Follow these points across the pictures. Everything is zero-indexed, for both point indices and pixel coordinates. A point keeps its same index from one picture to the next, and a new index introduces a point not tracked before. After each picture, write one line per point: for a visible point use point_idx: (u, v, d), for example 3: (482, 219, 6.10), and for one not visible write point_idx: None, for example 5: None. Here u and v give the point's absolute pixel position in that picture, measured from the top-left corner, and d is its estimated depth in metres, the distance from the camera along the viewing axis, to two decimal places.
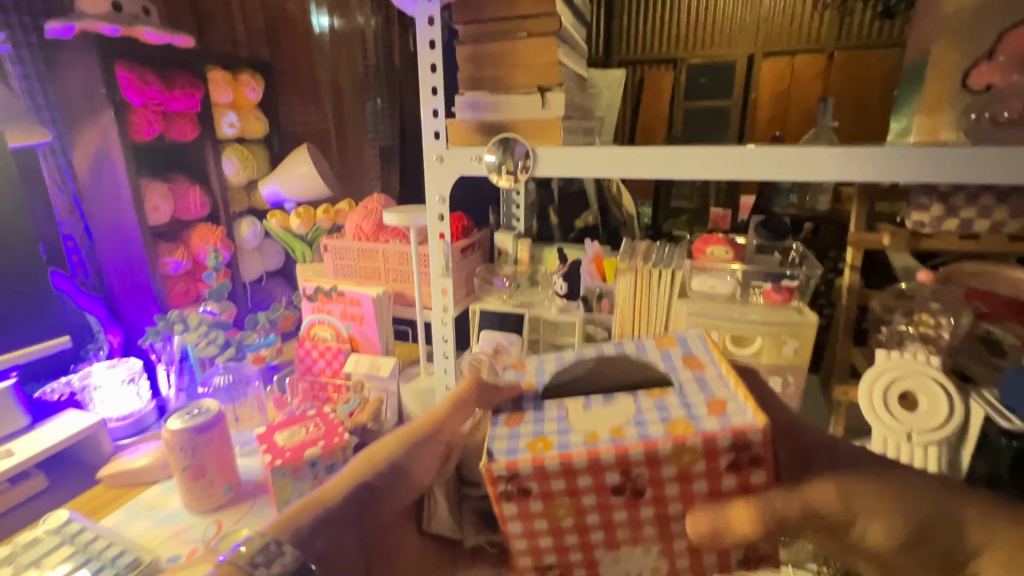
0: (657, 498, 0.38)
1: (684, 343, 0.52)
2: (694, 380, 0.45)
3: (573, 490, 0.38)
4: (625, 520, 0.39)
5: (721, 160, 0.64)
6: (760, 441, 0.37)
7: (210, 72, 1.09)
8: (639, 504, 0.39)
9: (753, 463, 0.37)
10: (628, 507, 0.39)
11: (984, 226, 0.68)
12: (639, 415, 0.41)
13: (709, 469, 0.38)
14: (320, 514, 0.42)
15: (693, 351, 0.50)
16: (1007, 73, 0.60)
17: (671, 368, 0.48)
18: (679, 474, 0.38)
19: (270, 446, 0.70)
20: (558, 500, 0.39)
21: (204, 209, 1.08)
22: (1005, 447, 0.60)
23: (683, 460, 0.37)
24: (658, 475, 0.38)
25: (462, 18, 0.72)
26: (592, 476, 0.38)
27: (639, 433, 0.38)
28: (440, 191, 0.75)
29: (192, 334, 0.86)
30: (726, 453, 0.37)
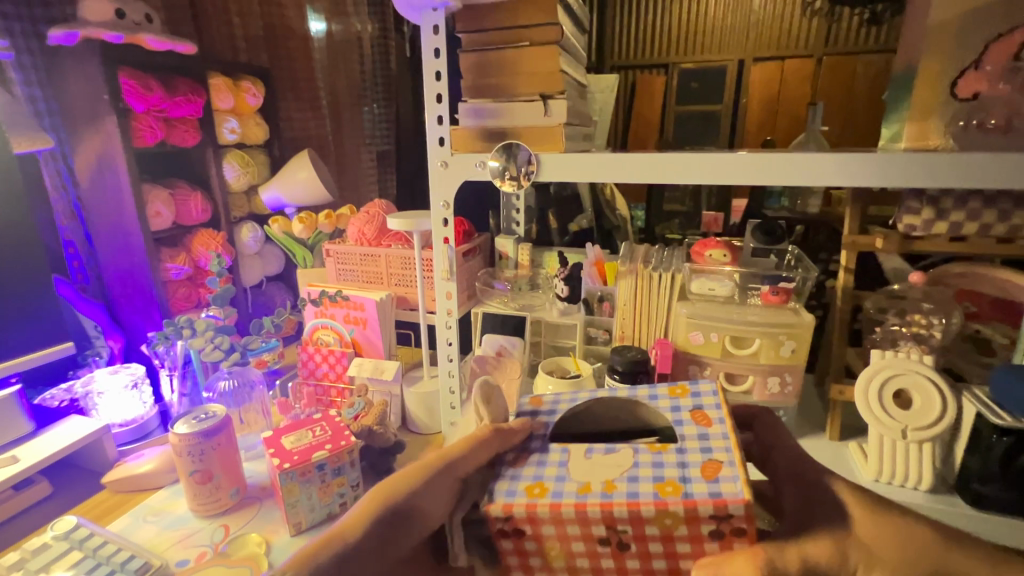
0: (642, 553, 0.40)
1: (696, 394, 0.51)
2: (696, 437, 0.45)
3: (564, 536, 0.40)
4: (611, 568, 0.41)
5: (720, 165, 0.66)
6: (742, 514, 0.37)
7: (211, 79, 1.10)
8: (625, 556, 0.40)
9: (737, 530, 0.38)
10: (614, 557, 0.40)
11: (973, 229, 0.70)
12: (634, 470, 0.42)
13: (692, 534, 0.38)
14: (337, 553, 0.37)
15: (704, 404, 0.49)
16: (994, 81, 0.62)
17: (677, 420, 0.48)
18: (662, 535, 0.39)
19: (277, 449, 0.70)
20: (549, 542, 0.40)
21: (205, 214, 1.09)
22: (997, 443, 0.61)
23: (666, 524, 0.38)
24: (642, 533, 0.39)
25: (465, 26, 0.73)
26: (582, 527, 0.39)
27: (628, 493, 0.39)
28: (444, 197, 0.76)
29: (198, 339, 0.86)
30: (708, 522, 0.37)
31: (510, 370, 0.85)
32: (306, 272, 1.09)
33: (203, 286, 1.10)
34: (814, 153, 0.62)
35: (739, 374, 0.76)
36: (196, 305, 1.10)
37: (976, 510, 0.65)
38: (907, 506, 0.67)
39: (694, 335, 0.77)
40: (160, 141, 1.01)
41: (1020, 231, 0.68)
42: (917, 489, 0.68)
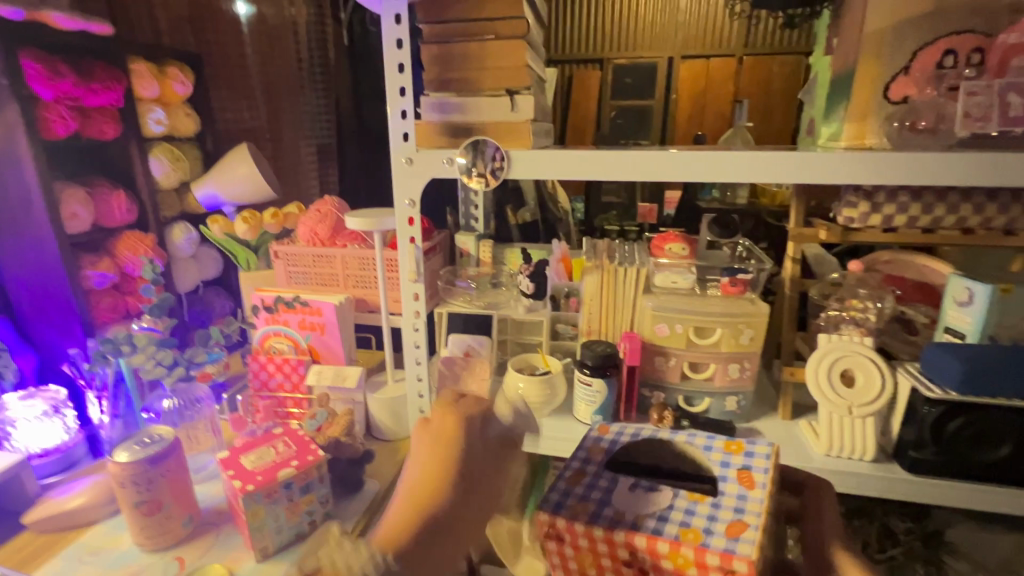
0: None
1: (750, 453, 0.49)
2: (735, 496, 0.44)
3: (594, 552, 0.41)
4: None
5: (660, 164, 0.68)
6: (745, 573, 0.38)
7: (133, 64, 1.00)
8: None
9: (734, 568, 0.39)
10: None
11: (902, 221, 0.76)
12: (664, 509, 0.43)
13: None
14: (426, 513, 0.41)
15: (755, 465, 0.47)
16: (922, 87, 0.67)
17: (723, 475, 0.47)
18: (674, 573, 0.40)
19: (237, 471, 0.65)
20: (583, 554, 0.42)
21: (129, 215, 1.00)
22: (927, 414, 0.67)
23: (677, 562, 0.40)
24: (657, 565, 0.40)
25: (427, 17, 0.70)
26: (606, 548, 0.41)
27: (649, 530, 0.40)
28: (410, 195, 0.74)
29: (138, 356, 0.78)
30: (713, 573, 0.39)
31: (480, 370, 0.85)
32: (251, 276, 1.02)
33: (130, 296, 1.01)
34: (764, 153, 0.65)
35: (701, 363, 0.79)
36: (125, 315, 1.00)
37: (912, 476, 0.71)
38: (854, 478, 0.72)
39: (660, 326, 0.79)
40: (74, 132, 0.91)
41: (940, 222, 0.75)
42: (862, 460, 0.74)
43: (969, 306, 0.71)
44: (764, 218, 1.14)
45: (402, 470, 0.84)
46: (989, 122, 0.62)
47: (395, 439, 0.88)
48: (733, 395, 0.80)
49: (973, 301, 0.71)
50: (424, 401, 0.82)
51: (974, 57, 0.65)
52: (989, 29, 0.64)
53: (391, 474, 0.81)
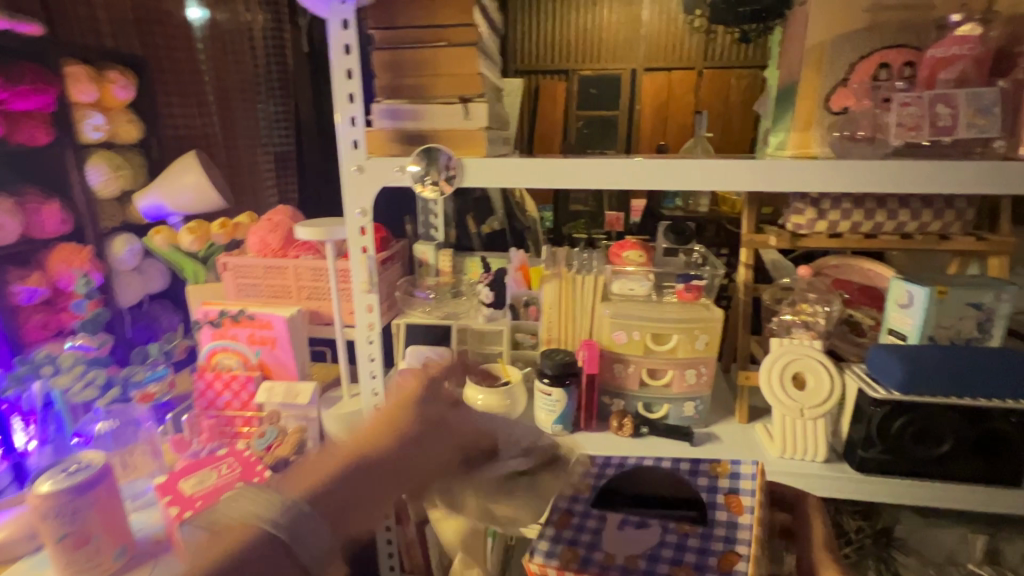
0: None
1: (735, 475, 0.54)
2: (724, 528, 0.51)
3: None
4: None
5: (613, 173, 0.68)
6: None
7: (67, 67, 0.95)
8: None
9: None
10: None
11: (846, 227, 0.79)
12: None
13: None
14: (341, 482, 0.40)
15: (741, 489, 0.52)
16: (860, 98, 0.70)
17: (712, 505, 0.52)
18: None
19: (174, 497, 0.61)
20: None
21: (64, 226, 0.95)
22: (874, 413, 0.69)
23: None
24: None
25: (377, 23, 0.69)
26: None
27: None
28: (361, 204, 0.72)
29: (65, 376, 0.76)
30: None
31: None
32: (198, 289, 0.97)
33: (64, 311, 0.97)
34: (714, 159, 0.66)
35: (659, 370, 0.80)
36: (57, 333, 0.96)
37: (861, 475, 0.72)
38: (808, 478, 0.73)
39: (617, 334, 0.79)
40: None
41: (881, 228, 0.78)
42: (813, 460, 0.75)
43: (909, 308, 0.74)
44: (725, 225, 1.16)
45: None
46: (920, 132, 0.65)
47: None
48: (691, 401, 0.80)
49: (913, 303, 0.73)
50: None
51: (906, 70, 0.68)
52: (919, 44, 0.68)
53: None
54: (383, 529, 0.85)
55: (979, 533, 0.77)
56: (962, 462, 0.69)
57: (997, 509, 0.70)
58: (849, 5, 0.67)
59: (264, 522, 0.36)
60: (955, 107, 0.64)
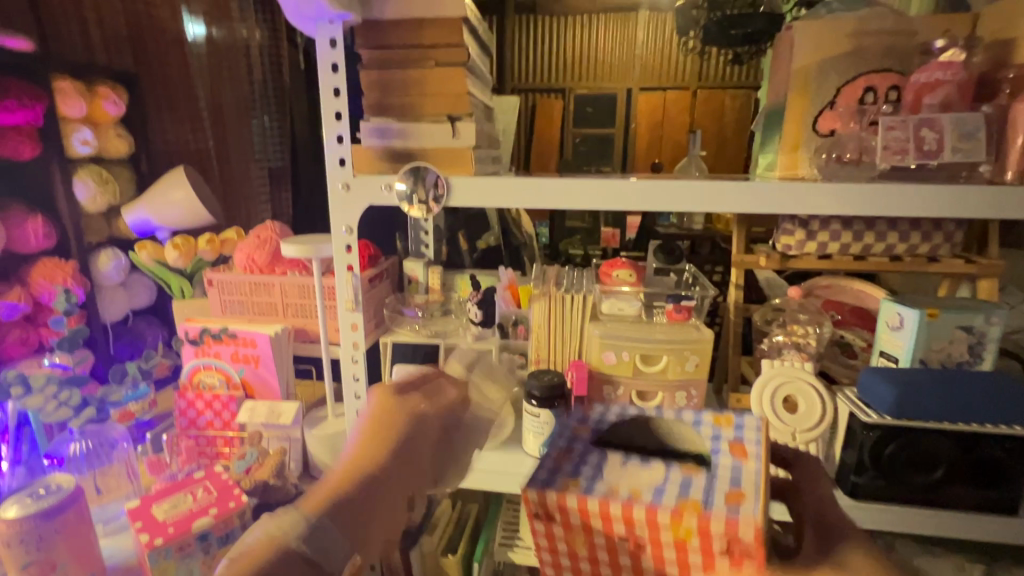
0: (656, 557, 0.39)
1: (739, 427, 0.47)
2: (730, 467, 0.42)
3: (585, 530, 0.39)
4: (626, 566, 0.40)
5: (604, 194, 0.68)
6: (753, 538, 0.36)
7: (57, 82, 0.95)
8: (637, 556, 0.39)
9: (743, 551, 0.37)
10: (630, 556, 0.39)
11: (836, 248, 0.79)
12: (661, 482, 0.40)
13: (702, 548, 0.37)
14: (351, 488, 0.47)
15: (746, 437, 0.46)
16: (846, 121, 0.70)
17: (714, 450, 0.44)
18: (676, 545, 0.38)
19: (145, 523, 0.59)
20: (576, 530, 0.39)
21: (47, 240, 0.94)
22: (866, 438, 0.68)
23: (680, 535, 0.37)
24: (659, 555, 0.38)
25: (365, 42, 0.69)
26: (593, 513, 0.38)
27: (649, 496, 0.38)
28: (347, 221, 0.71)
29: (35, 397, 0.73)
30: (720, 539, 0.37)
31: None
32: (183, 305, 0.96)
33: (44, 327, 0.96)
34: (701, 182, 0.66)
35: (649, 392, 0.78)
36: (36, 349, 0.95)
37: (854, 502, 0.71)
38: None
39: (607, 355, 0.78)
40: None
41: (871, 249, 0.78)
42: None
43: (900, 330, 0.74)
44: (719, 243, 1.16)
45: None
46: (907, 155, 0.65)
47: None
48: None
49: (903, 326, 0.73)
50: None
51: (892, 94, 0.69)
52: (904, 69, 0.68)
53: None
54: None
55: (974, 563, 0.75)
56: (954, 488, 0.68)
57: (989, 537, 0.68)
58: (834, 29, 0.68)
59: (283, 539, 0.42)
60: (940, 131, 0.64)
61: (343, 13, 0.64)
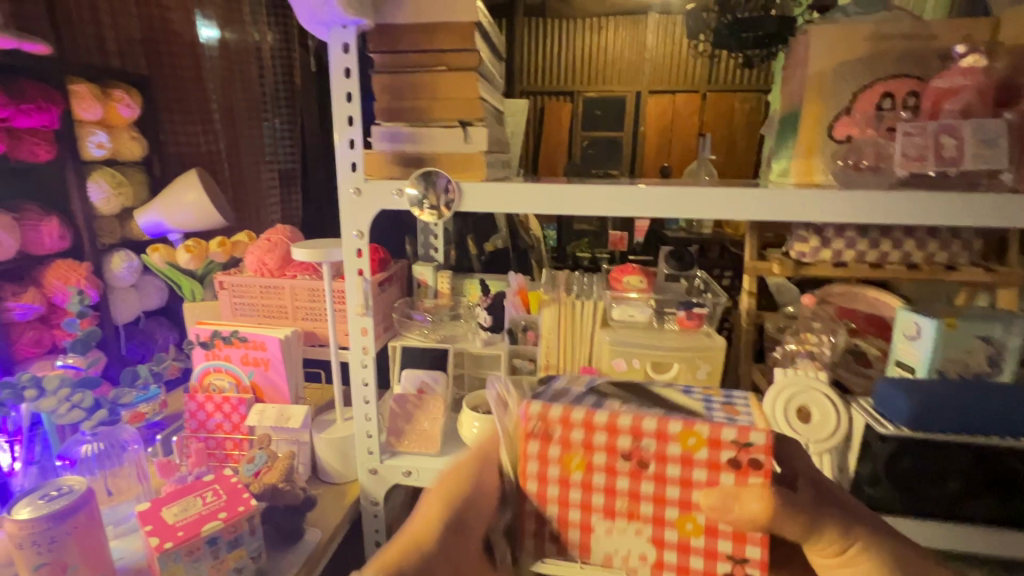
0: (659, 475, 0.43)
1: (729, 394, 0.52)
2: (725, 414, 0.47)
3: (588, 445, 0.44)
4: (625, 489, 0.44)
5: (617, 199, 0.67)
6: (760, 445, 0.41)
7: (72, 85, 0.95)
8: (641, 476, 0.44)
9: (752, 461, 0.42)
10: (631, 477, 0.44)
11: (851, 256, 0.77)
12: (661, 410, 0.46)
13: (710, 459, 0.43)
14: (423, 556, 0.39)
15: (736, 401, 0.50)
16: (862, 127, 0.69)
17: (709, 405, 0.49)
18: (682, 458, 0.43)
19: (156, 526, 0.59)
20: (576, 448, 0.44)
21: (62, 242, 0.95)
22: (880, 449, 0.67)
23: (688, 443, 0.43)
24: (662, 472, 0.43)
25: (378, 47, 0.69)
26: (602, 426, 0.44)
27: (658, 414, 0.45)
28: (358, 226, 0.71)
29: (48, 400, 0.71)
30: (729, 447, 0.42)
31: (433, 408, 0.82)
32: (194, 307, 0.97)
33: (56, 328, 0.97)
34: (718, 188, 0.65)
35: None
36: (48, 350, 0.96)
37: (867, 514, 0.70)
38: None
39: (617, 362, 0.77)
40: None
41: (887, 257, 0.76)
42: None
43: (917, 340, 0.72)
44: (729, 247, 1.15)
45: (348, 516, 0.79)
46: (925, 163, 0.64)
47: (342, 483, 0.83)
48: None
49: (920, 336, 0.72)
50: (374, 441, 0.78)
51: (910, 100, 0.67)
52: (922, 74, 0.67)
53: (335, 521, 0.76)
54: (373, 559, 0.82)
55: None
56: (970, 502, 0.67)
57: (1008, 554, 0.66)
58: (849, 35, 0.68)
59: None
60: (960, 138, 0.62)
61: (357, 18, 0.64)
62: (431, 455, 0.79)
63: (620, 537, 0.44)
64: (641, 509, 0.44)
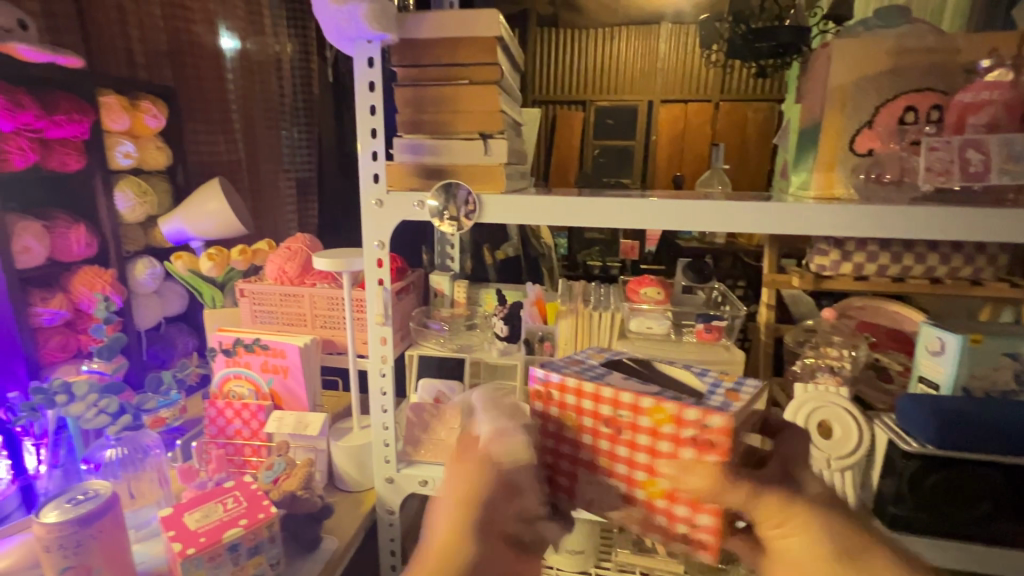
0: (631, 443, 0.47)
1: (741, 381, 0.51)
2: (718, 397, 0.47)
3: (578, 409, 0.49)
4: (603, 450, 0.49)
5: (629, 211, 0.67)
6: (720, 427, 0.44)
7: (102, 97, 0.98)
8: (616, 441, 0.48)
9: (709, 440, 0.44)
10: (609, 440, 0.48)
11: (872, 269, 0.77)
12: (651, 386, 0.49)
13: (676, 435, 0.46)
14: None
15: (742, 388, 0.49)
16: (885, 141, 0.69)
17: (710, 387, 0.49)
18: (652, 430, 0.46)
19: (178, 531, 0.60)
20: (568, 411, 0.50)
21: (88, 249, 0.97)
22: (905, 467, 0.66)
23: (657, 417, 0.46)
24: (634, 440, 0.47)
25: (401, 60, 0.70)
26: (588, 393, 0.49)
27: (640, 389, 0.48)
28: (379, 237, 0.72)
29: (77, 406, 0.73)
30: (692, 427, 0.45)
31: (449, 417, 0.81)
32: (215, 314, 0.98)
33: (82, 334, 0.98)
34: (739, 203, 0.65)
35: None
36: (74, 354, 0.97)
37: (892, 533, 0.68)
38: None
39: None
40: (33, 164, 0.89)
41: (909, 271, 0.75)
42: None
43: (941, 356, 0.71)
44: (742, 257, 1.14)
45: (364, 525, 0.79)
46: (951, 177, 0.63)
47: (358, 491, 0.84)
48: None
49: (945, 351, 0.70)
50: (391, 450, 0.78)
51: (934, 114, 0.67)
52: (946, 88, 0.67)
53: (352, 530, 0.76)
54: (388, 567, 0.82)
55: None
56: (1000, 523, 0.65)
57: None
58: (872, 47, 0.67)
59: None
60: (986, 152, 0.61)
61: (382, 33, 0.65)
62: (447, 465, 0.79)
63: (593, 491, 0.49)
64: (614, 471, 0.48)
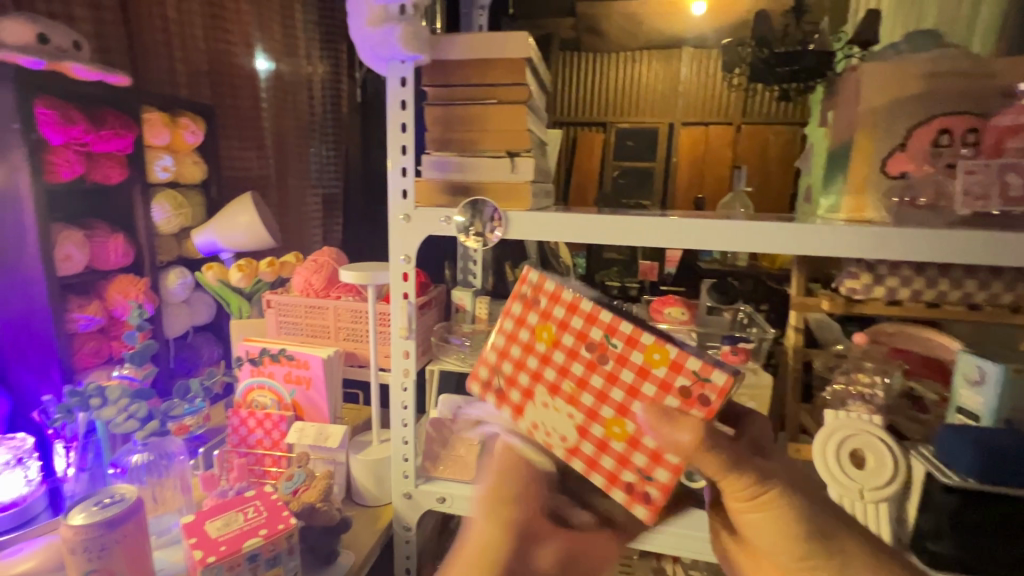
0: (611, 374, 0.52)
1: None
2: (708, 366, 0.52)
3: (564, 325, 0.53)
4: (578, 374, 0.53)
5: (658, 233, 0.67)
6: (718, 385, 0.48)
7: (146, 113, 1.04)
8: (596, 370, 0.52)
9: (702, 397, 0.49)
10: (588, 368, 0.53)
11: (906, 294, 0.75)
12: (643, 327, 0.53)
13: (664, 379, 0.50)
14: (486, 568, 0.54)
15: None
16: (919, 163, 0.67)
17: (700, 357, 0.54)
18: (641, 367, 0.51)
19: (199, 539, 0.60)
20: (552, 323, 0.54)
21: (125, 258, 1.01)
22: (944, 502, 0.63)
23: (652, 357, 0.51)
24: (617, 373, 0.52)
25: (432, 80, 0.72)
26: (585, 315, 0.53)
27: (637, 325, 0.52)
28: (405, 251, 0.74)
29: (109, 409, 0.75)
30: (687, 376, 0.49)
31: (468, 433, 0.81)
32: (241, 324, 1.00)
33: (115, 339, 1.00)
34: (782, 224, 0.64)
35: None
36: (106, 360, 0.99)
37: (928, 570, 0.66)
38: None
39: None
40: (79, 175, 0.93)
41: (945, 297, 0.73)
42: None
43: (980, 386, 0.68)
44: (766, 280, 1.12)
45: (381, 541, 0.79)
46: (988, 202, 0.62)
47: (376, 506, 0.84)
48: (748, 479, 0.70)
49: (984, 380, 0.68)
50: (409, 465, 0.78)
51: (969, 136, 0.66)
52: (983, 111, 0.65)
53: (368, 544, 0.76)
54: None
55: None
56: None
57: None
58: (906, 70, 0.67)
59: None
60: None
61: (414, 54, 0.67)
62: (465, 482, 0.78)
63: (551, 415, 0.54)
64: (581, 402, 0.53)
